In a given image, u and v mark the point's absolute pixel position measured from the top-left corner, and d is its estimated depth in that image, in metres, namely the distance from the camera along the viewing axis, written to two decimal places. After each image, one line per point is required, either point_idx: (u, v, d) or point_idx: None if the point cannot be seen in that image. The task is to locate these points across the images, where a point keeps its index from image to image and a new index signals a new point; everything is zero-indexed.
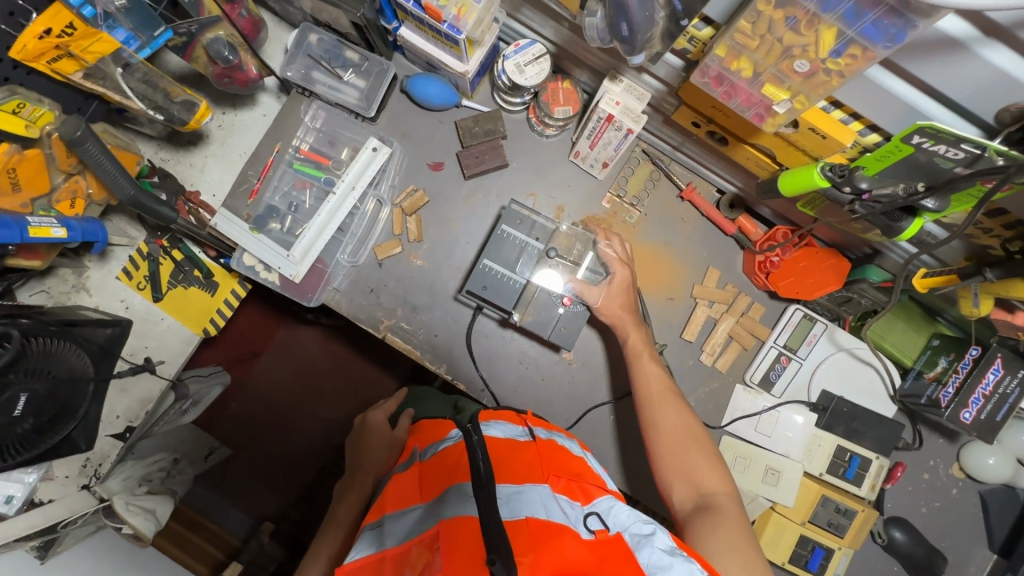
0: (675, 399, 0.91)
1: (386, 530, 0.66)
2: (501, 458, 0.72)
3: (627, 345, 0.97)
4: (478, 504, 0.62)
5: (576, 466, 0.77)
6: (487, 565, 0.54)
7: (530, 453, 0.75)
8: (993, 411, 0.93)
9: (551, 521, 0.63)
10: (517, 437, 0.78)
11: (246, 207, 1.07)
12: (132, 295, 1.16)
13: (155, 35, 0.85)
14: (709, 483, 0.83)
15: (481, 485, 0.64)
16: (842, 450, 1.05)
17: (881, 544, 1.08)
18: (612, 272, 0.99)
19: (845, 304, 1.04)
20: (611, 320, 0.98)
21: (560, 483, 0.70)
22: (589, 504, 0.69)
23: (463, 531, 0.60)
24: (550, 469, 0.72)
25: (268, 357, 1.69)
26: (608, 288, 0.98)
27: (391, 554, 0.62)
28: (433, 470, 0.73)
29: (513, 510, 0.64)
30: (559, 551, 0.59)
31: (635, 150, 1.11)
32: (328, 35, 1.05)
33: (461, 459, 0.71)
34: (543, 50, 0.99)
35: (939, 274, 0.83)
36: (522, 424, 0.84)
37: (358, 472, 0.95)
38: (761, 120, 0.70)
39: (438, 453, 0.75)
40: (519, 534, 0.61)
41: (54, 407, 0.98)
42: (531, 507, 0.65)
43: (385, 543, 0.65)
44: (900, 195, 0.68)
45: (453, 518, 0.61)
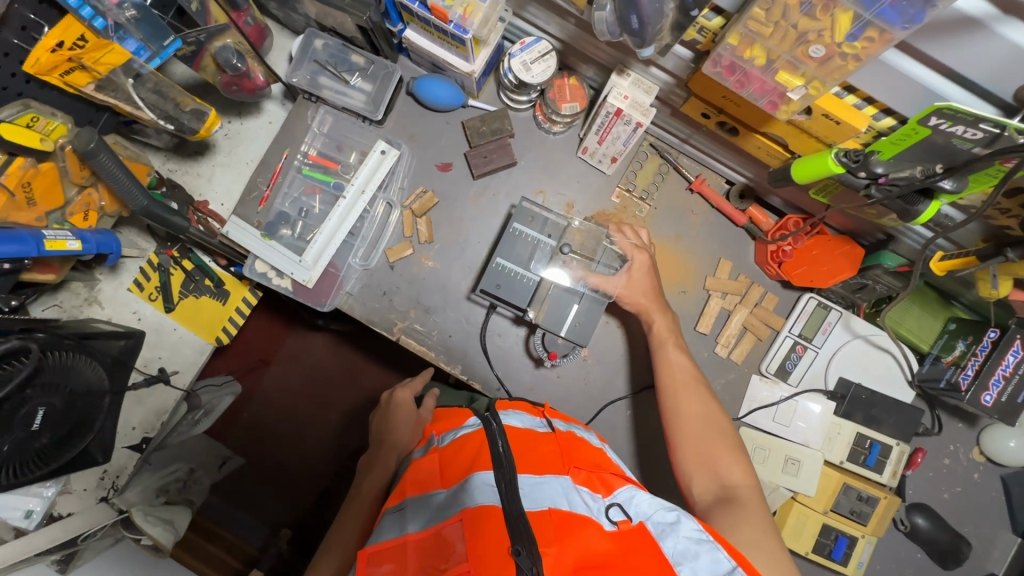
0: (700, 390, 0.91)
1: (407, 514, 0.66)
2: (521, 450, 0.72)
3: (651, 331, 0.97)
4: (501, 495, 0.63)
5: (595, 457, 0.77)
6: (513, 556, 0.56)
7: (550, 445, 0.76)
8: (1014, 393, 0.92)
9: (575, 513, 0.63)
10: (537, 429, 0.80)
11: (256, 214, 1.07)
12: (144, 307, 1.16)
13: (165, 45, 0.85)
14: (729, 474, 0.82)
15: (504, 474, 0.65)
16: (862, 437, 1.04)
17: (904, 531, 1.08)
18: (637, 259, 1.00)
19: (860, 291, 1.03)
20: (636, 307, 0.99)
21: (581, 475, 0.71)
22: (611, 495, 0.69)
23: (487, 520, 0.59)
24: (570, 461, 0.73)
25: (279, 364, 1.70)
26: (629, 275, 0.99)
27: (413, 539, 0.62)
28: (453, 455, 0.72)
29: (537, 501, 0.64)
30: (584, 541, 0.60)
31: (643, 144, 1.10)
32: (333, 40, 1.06)
33: (482, 446, 0.71)
34: (548, 47, 0.99)
35: (956, 257, 0.83)
36: (540, 416, 0.85)
37: (381, 448, 0.93)
38: (775, 107, 0.70)
39: (455, 440, 0.75)
40: (543, 524, 0.61)
41: (68, 424, 0.98)
42: (554, 499, 0.65)
43: (407, 527, 0.64)
44: (917, 176, 0.68)
45: (476, 508, 0.61)
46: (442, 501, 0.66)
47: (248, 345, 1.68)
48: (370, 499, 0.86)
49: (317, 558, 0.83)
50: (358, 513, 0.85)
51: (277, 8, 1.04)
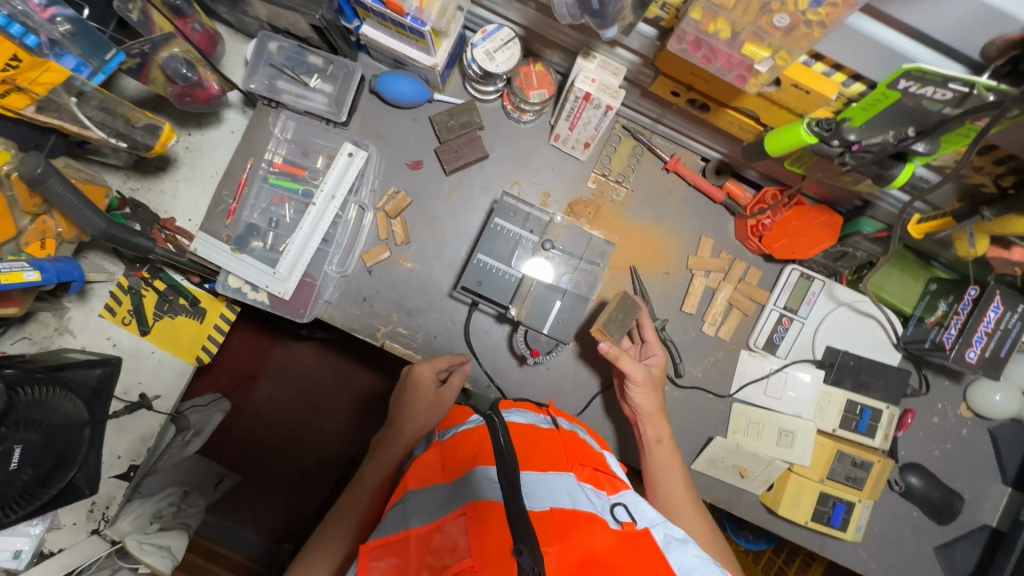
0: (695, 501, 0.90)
1: (410, 506, 0.65)
2: (524, 446, 0.73)
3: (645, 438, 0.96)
4: (502, 489, 0.62)
5: (599, 456, 0.78)
6: (515, 555, 0.53)
7: (555, 442, 0.77)
8: (997, 347, 0.93)
9: (576, 511, 0.62)
10: (540, 424, 0.82)
11: (225, 228, 1.04)
12: (118, 332, 1.14)
13: (107, 59, 0.81)
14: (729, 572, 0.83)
15: (506, 468, 0.65)
16: (853, 403, 1.05)
17: (899, 491, 1.09)
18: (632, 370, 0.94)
19: (840, 259, 1.04)
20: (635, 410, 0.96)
21: (586, 472, 0.72)
22: (617, 493, 0.70)
23: (490, 517, 0.58)
24: (574, 459, 0.74)
25: (268, 378, 1.66)
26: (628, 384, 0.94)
27: (417, 533, 0.61)
28: (456, 452, 0.72)
29: (538, 500, 0.63)
30: (588, 539, 0.59)
31: (616, 126, 1.09)
32: (288, 41, 1.02)
33: (484, 441, 0.71)
34: (511, 34, 0.96)
35: (934, 219, 0.82)
36: (545, 416, 0.88)
37: (388, 437, 0.91)
38: (743, 81, 0.68)
39: (456, 436, 0.76)
40: (543, 524, 0.59)
41: (50, 458, 1.00)
42: (555, 496, 0.64)
43: (411, 523, 0.63)
44: (891, 141, 0.67)
45: (480, 501, 0.61)
46: (440, 500, 0.64)
47: (234, 360, 1.65)
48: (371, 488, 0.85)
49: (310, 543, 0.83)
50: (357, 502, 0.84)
51: (226, 12, 1.01)
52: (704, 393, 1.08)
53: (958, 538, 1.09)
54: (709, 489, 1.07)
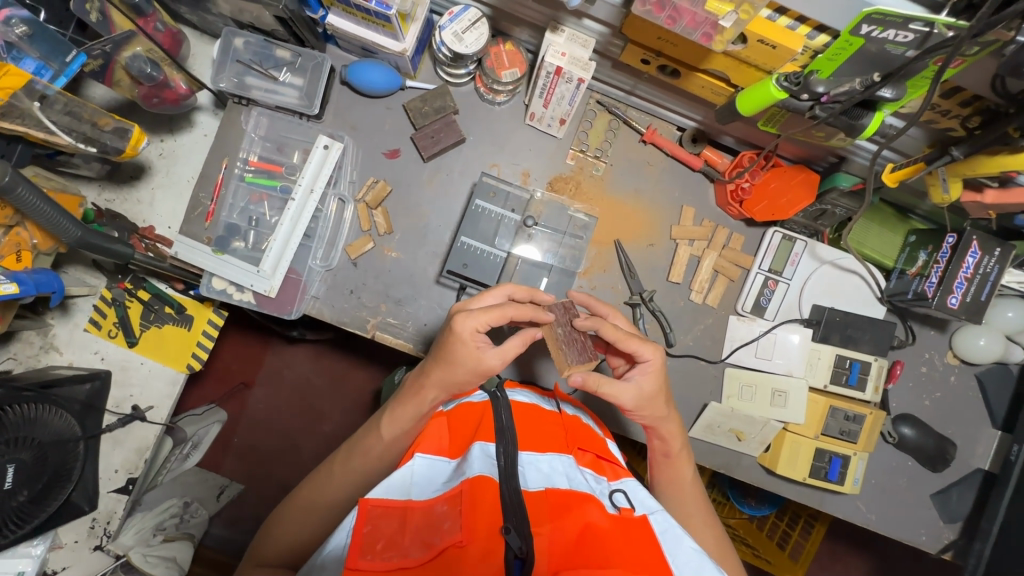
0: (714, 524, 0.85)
1: (416, 474, 0.70)
2: (525, 425, 0.77)
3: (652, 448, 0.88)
4: (499, 469, 0.66)
5: (599, 441, 0.82)
6: (503, 533, 0.60)
7: (555, 424, 0.81)
8: (978, 292, 0.95)
9: (573, 492, 0.67)
10: (544, 405, 0.86)
11: (205, 231, 1.03)
12: (105, 345, 1.15)
13: (68, 61, 0.82)
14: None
15: (506, 443, 0.69)
16: (841, 358, 1.06)
17: (893, 443, 1.11)
18: (642, 367, 0.81)
19: (820, 217, 1.05)
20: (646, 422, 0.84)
21: (587, 456, 0.77)
22: (617, 480, 0.75)
23: (483, 493, 0.63)
24: (575, 442, 0.78)
25: (262, 384, 1.66)
26: (640, 384, 0.80)
27: (417, 505, 0.65)
28: (463, 426, 0.78)
29: (536, 481, 0.68)
30: (584, 517, 0.64)
31: (590, 102, 1.09)
32: (254, 37, 1.01)
33: (486, 417, 0.76)
34: (478, 14, 0.95)
35: (907, 165, 0.82)
36: (552, 398, 0.91)
37: (408, 394, 0.81)
38: (709, 39, 0.69)
39: (462, 406, 0.82)
40: (538, 504, 0.65)
41: (44, 475, 1.04)
42: (552, 478, 0.70)
43: (412, 493, 0.68)
44: (857, 89, 0.67)
45: (474, 478, 0.65)
46: None
47: (226, 369, 1.64)
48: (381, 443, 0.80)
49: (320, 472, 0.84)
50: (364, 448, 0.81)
51: (188, 12, 1.00)
52: (696, 360, 1.09)
53: (953, 484, 1.12)
54: (707, 455, 1.08)
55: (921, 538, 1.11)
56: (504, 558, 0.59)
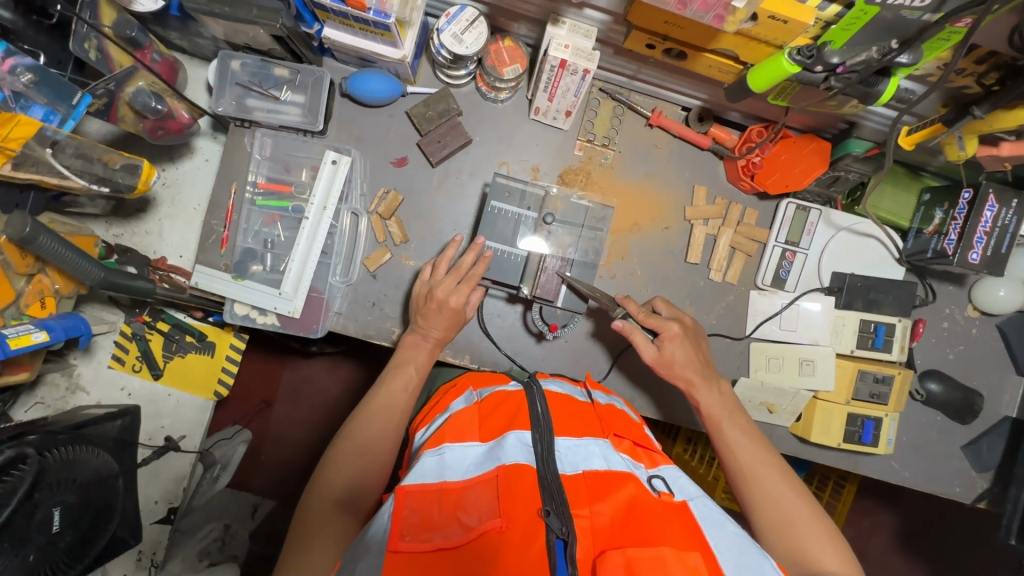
0: (794, 481, 0.82)
1: (448, 458, 0.70)
2: (560, 413, 0.79)
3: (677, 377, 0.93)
4: (536, 457, 0.68)
5: (634, 428, 0.83)
6: (543, 516, 0.61)
7: (589, 413, 0.82)
8: (997, 245, 0.96)
9: (611, 473, 0.68)
10: (576, 395, 0.87)
11: (222, 257, 1.04)
12: (130, 380, 1.19)
13: (75, 103, 0.85)
14: (818, 556, 0.73)
15: (541, 434, 0.71)
16: (866, 322, 1.07)
17: (921, 400, 1.13)
18: (665, 331, 0.92)
19: (833, 184, 1.04)
20: (655, 361, 0.93)
21: (623, 443, 0.77)
22: (654, 466, 0.75)
23: (521, 481, 0.65)
24: (610, 428, 0.79)
25: (285, 401, 1.66)
26: (661, 348, 0.92)
27: (451, 487, 0.66)
28: (494, 412, 0.78)
29: (573, 464, 0.69)
30: (624, 497, 0.65)
31: (593, 90, 1.08)
32: (250, 57, 1.00)
33: (519, 406, 0.77)
34: (475, 13, 0.94)
35: (924, 127, 0.82)
36: (583, 388, 0.92)
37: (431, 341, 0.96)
38: (721, 21, 0.68)
39: (496, 394, 0.81)
40: (576, 487, 0.66)
41: (88, 517, 1.05)
42: (589, 461, 0.70)
43: (446, 475, 0.68)
44: (874, 57, 0.67)
45: (511, 466, 0.66)
46: (477, 459, 0.70)
47: (249, 389, 1.65)
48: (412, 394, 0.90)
49: (353, 431, 0.84)
50: (395, 404, 0.88)
51: (180, 38, 0.99)
52: (722, 338, 1.10)
53: (982, 434, 1.13)
54: None
55: (956, 490, 1.13)
56: (543, 540, 0.59)
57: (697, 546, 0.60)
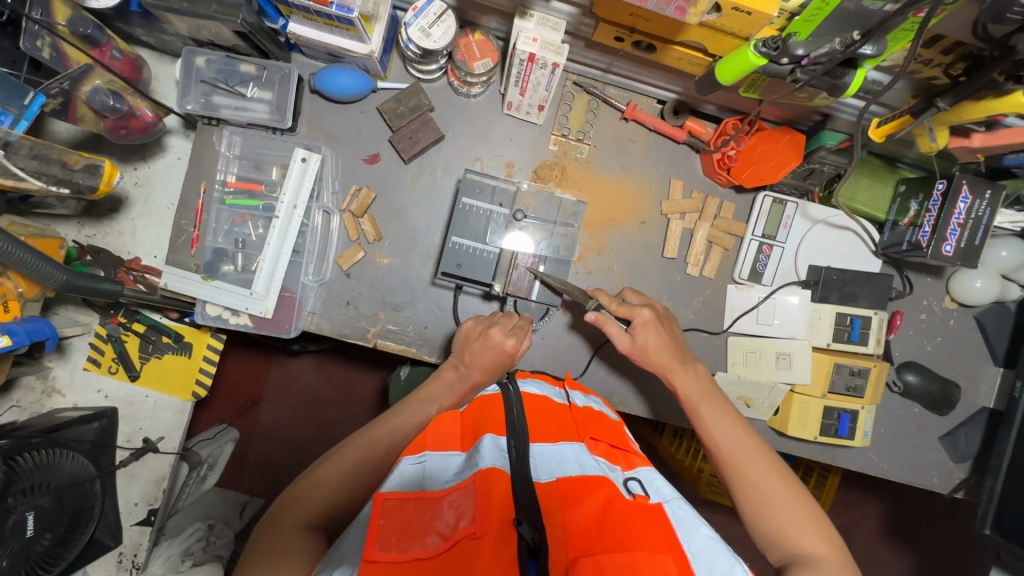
0: (777, 464, 0.80)
1: (429, 467, 0.70)
2: (537, 416, 0.78)
3: (651, 364, 0.90)
4: (510, 462, 0.67)
5: (614, 431, 0.82)
6: (516, 526, 0.60)
7: (566, 416, 0.82)
8: (971, 236, 0.95)
9: (585, 477, 0.68)
10: (554, 396, 0.86)
11: (192, 257, 1.03)
12: (106, 382, 1.18)
13: (26, 103, 0.83)
14: (800, 538, 0.73)
15: (516, 438, 0.71)
16: (842, 316, 1.06)
17: (898, 392, 1.13)
18: (636, 316, 0.90)
19: (809, 177, 1.04)
20: (629, 349, 0.90)
21: (599, 446, 0.77)
22: (630, 468, 0.75)
23: (496, 488, 0.63)
24: (587, 432, 0.78)
25: (270, 399, 1.66)
26: (633, 335, 0.90)
27: (429, 495, 0.66)
28: (475, 419, 0.78)
29: (548, 472, 0.69)
30: (597, 502, 0.65)
31: (567, 84, 1.07)
32: (216, 53, 0.98)
33: (494, 410, 0.77)
34: (443, 6, 0.92)
35: (894, 119, 0.80)
36: (560, 388, 0.92)
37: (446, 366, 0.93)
38: (683, 13, 0.68)
39: (477, 401, 0.81)
40: (549, 494, 0.65)
41: (64, 519, 1.06)
42: (563, 466, 0.70)
43: (426, 485, 0.68)
44: (838, 49, 0.66)
45: (487, 471, 0.65)
46: (459, 467, 0.70)
47: (234, 387, 1.64)
48: (458, 392, 0.89)
49: (385, 415, 0.85)
50: (437, 399, 0.88)
51: (144, 34, 0.98)
52: (699, 332, 1.09)
53: (960, 425, 1.14)
54: None
55: (933, 480, 1.14)
56: (515, 550, 0.59)
57: (669, 549, 0.60)
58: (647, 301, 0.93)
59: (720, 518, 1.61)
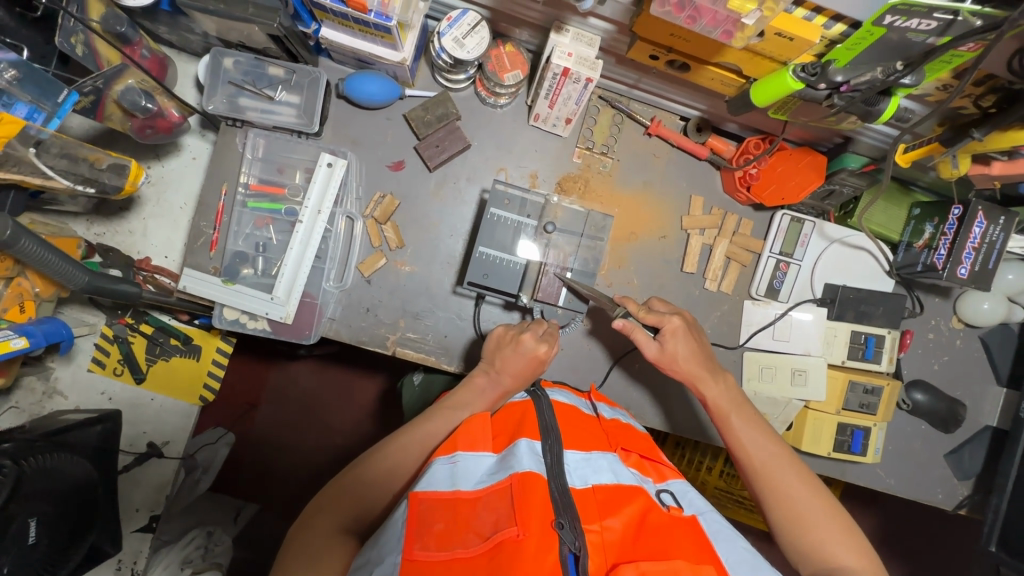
0: (806, 473, 0.81)
1: (462, 467, 0.70)
2: (569, 426, 0.79)
3: (676, 371, 0.90)
4: (545, 469, 0.67)
5: (641, 442, 0.83)
6: (557, 529, 0.60)
7: (595, 426, 0.83)
8: (985, 260, 0.98)
9: (621, 487, 0.68)
10: (582, 407, 0.87)
11: (211, 260, 1.00)
12: (111, 385, 1.15)
13: (60, 101, 0.82)
14: (832, 551, 0.74)
15: (551, 446, 0.71)
16: (857, 333, 1.09)
17: (907, 409, 1.15)
18: (664, 324, 0.90)
19: (828, 198, 1.06)
20: (657, 356, 0.91)
21: (631, 457, 0.77)
22: (662, 481, 0.75)
23: (535, 488, 0.63)
24: (618, 442, 0.79)
25: (270, 403, 1.61)
26: (662, 343, 0.90)
27: (466, 495, 0.66)
28: (508, 426, 0.78)
29: (582, 478, 0.69)
30: (634, 512, 0.65)
31: (592, 98, 1.08)
32: (244, 55, 0.97)
33: (526, 417, 0.78)
34: (477, 17, 0.93)
35: (920, 146, 0.84)
36: (587, 401, 0.93)
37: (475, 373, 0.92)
38: (729, 37, 0.69)
39: (506, 407, 0.85)
40: (587, 501, 0.65)
41: (66, 524, 1.02)
42: (598, 474, 0.70)
43: (460, 484, 0.67)
44: (878, 78, 0.69)
45: (523, 474, 0.65)
46: (490, 468, 0.70)
47: (232, 391, 1.59)
48: (489, 398, 0.88)
49: (418, 419, 0.85)
50: (467, 405, 0.87)
51: (168, 32, 0.97)
52: (716, 347, 1.10)
53: (965, 442, 1.16)
54: None
55: (938, 497, 1.16)
56: (557, 551, 0.58)
57: (708, 559, 0.61)
58: (674, 310, 0.93)
59: None
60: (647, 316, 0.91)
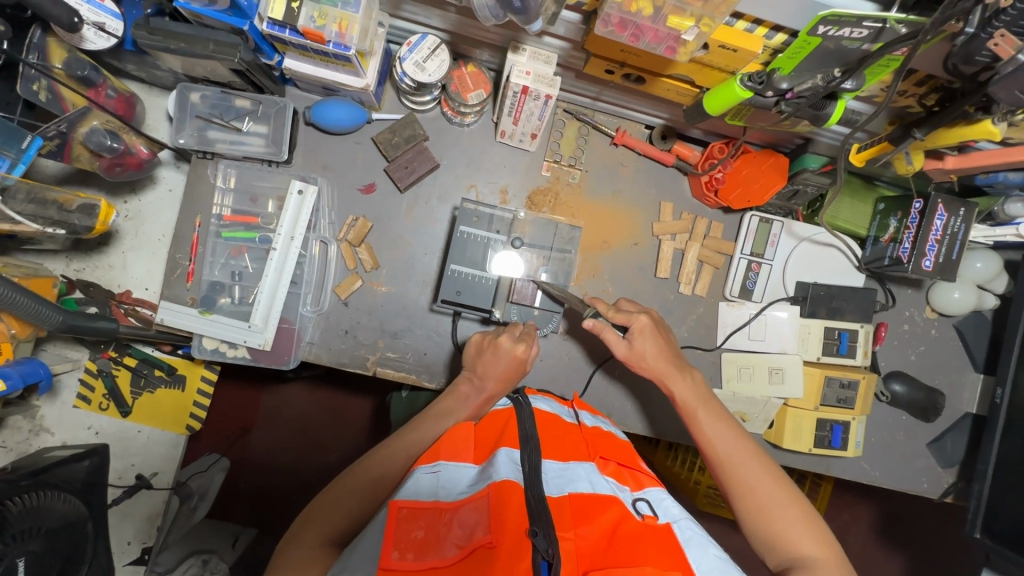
0: (772, 467, 0.82)
1: (442, 477, 0.70)
2: (548, 434, 0.80)
3: (647, 370, 0.91)
4: (522, 475, 0.68)
5: (620, 450, 0.84)
6: (530, 537, 0.60)
7: (575, 435, 0.84)
8: (949, 251, 1.00)
9: (596, 495, 0.69)
10: (563, 415, 0.89)
11: (188, 291, 1.02)
12: (97, 419, 1.16)
13: (24, 147, 0.84)
14: (795, 542, 0.75)
15: (530, 453, 0.72)
16: (830, 330, 1.10)
17: (886, 401, 1.16)
18: (632, 323, 0.92)
19: (793, 198, 1.08)
20: (626, 356, 0.92)
21: (609, 466, 0.77)
22: (639, 489, 0.76)
23: (509, 498, 0.64)
24: (596, 451, 0.80)
25: (261, 427, 1.61)
26: (631, 342, 0.92)
27: (444, 505, 0.67)
28: (490, 433, 0.79)
29: (559, 487, 0.70)
30: (609, 520, 0.66)
31: (558, 111, 1.10)
32: (210, 89, 0.98)
33: (507, 425, 0.79)
34: (437, 41, 0.95)
35: (874, 145, 0.85)
36: (569, 408, 0.94)
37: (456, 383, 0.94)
38: (673, 52, 0.71)
39: (489, 415, 0.85)
40: (561, 510, 0.66)
41: (54, 563, 1.01)
42: (574, 483, 0.71)
43: (440, 495, 0.68)
44: (819, 85, 0.70)
45: (499, 483, 0.66)
46: (472, 479, 0.70)
47: (223, 417, 1.60)
48: (473, 405, 0.90)
49: (403, 430, 0.86)
50: (451, 414, 0.89)
51: (136, 70, 0.99)
52: (694, 350, 1.12)
53: (946, 431, 1.17)
54: None
55: (923, 486, 1.17)
56: (529, 559, 0.59)
57: (675, 566, 0.61)
58: (641, 308, 0.95)
59: (715, 529, 1.62)
60: (614, 317, 0.92)
